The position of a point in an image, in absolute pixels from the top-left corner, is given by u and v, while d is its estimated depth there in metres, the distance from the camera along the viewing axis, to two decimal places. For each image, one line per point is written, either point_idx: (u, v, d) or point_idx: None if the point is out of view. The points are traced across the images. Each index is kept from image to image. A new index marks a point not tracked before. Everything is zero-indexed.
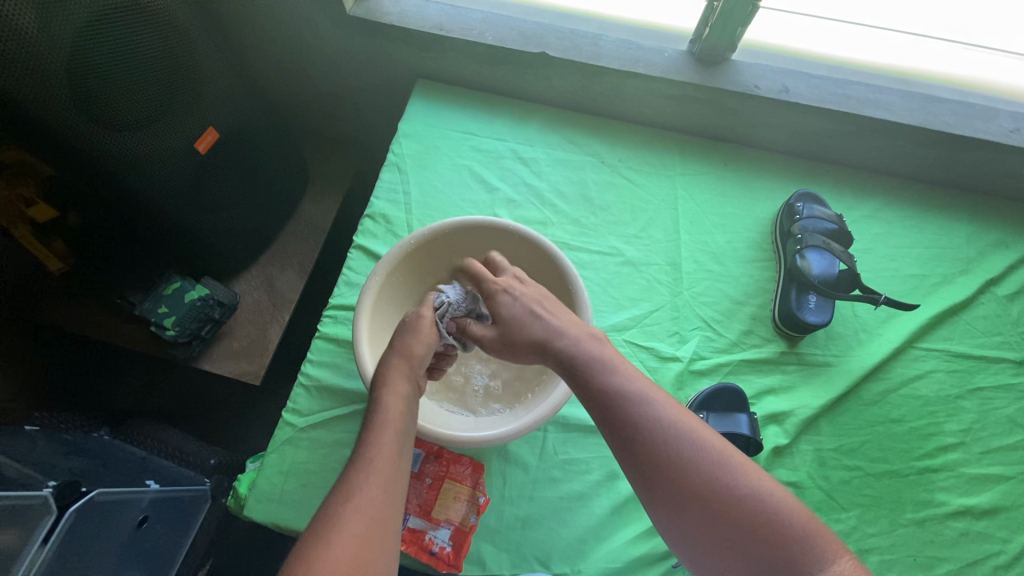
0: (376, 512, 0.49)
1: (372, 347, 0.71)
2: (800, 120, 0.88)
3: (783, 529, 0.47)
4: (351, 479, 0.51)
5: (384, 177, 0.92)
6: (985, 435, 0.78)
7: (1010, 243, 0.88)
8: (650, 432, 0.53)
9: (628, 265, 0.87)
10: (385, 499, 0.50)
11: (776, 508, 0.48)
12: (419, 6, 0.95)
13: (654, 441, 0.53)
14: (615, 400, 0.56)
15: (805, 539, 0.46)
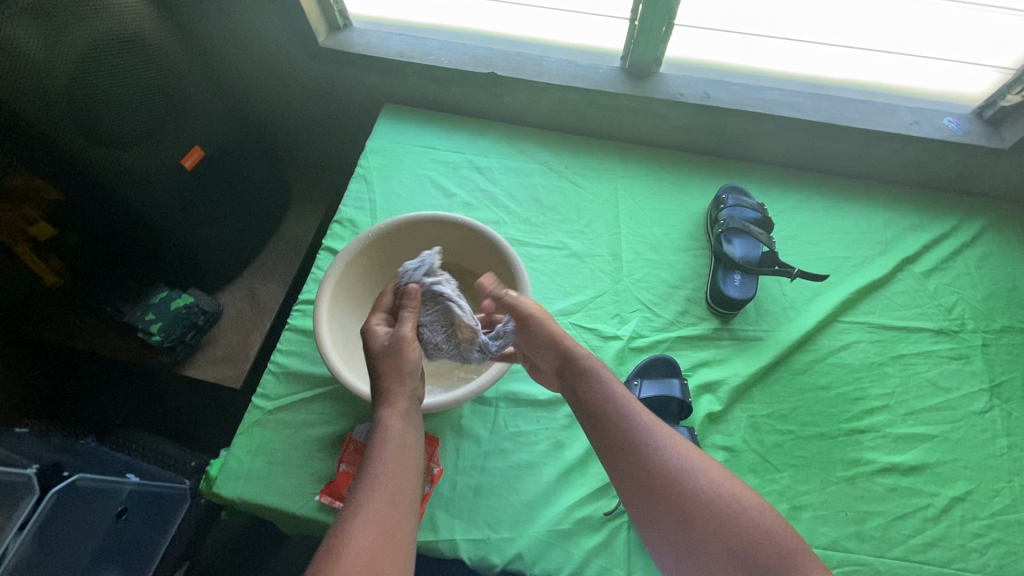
0: (373, 540, 0.48)
1: (333, 334, 0.78)
2: (723, 123, 0.98)
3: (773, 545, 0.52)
4: (355, 497, 0.51)
5: (352, 187, 1.01)
6: (909, 398, 0.83)
7: (924, 226, 0.96)
8: (648, 436, 0.59)
9: (573, 257, 0.95)
10: (395, 522, 0.50)
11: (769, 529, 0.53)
12: (383, 37, 1.07)
13: (654, 457, 0.58)
14: (627, 425, 0.61)
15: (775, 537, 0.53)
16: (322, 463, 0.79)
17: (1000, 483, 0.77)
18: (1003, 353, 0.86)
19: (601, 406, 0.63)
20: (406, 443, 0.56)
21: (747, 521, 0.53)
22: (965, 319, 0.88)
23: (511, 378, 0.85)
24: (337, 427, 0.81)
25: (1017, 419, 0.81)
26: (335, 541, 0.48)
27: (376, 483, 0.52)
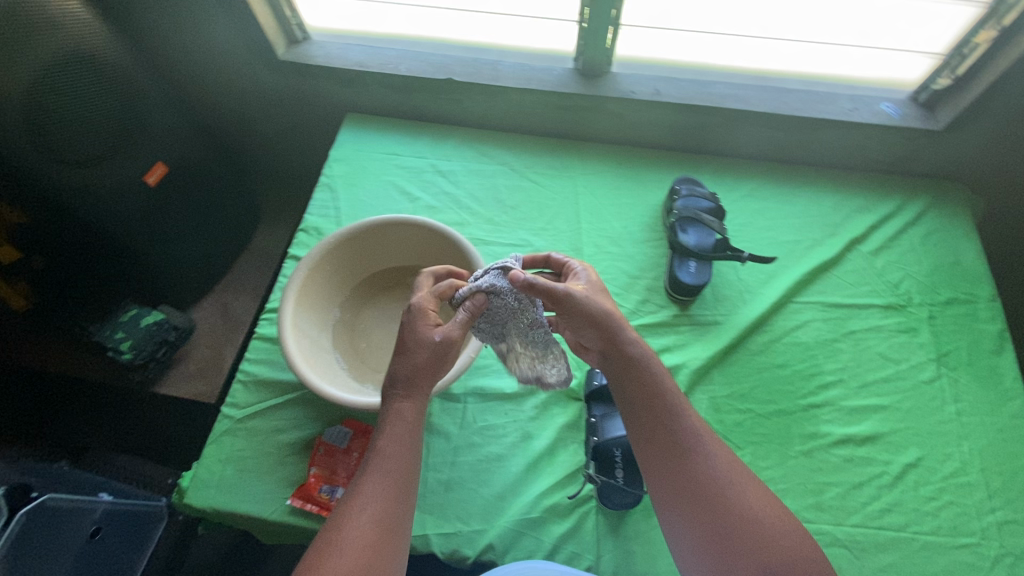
0: (373, 534, 0.55)
1: (299, 341, 0.78)
2: (675, 117, 1.02)
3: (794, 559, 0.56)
4: (358, 487, 0.57)
5: (316, 195, 1.02)
6: (861, 371, 0.86)
7: (870, 207, 1.00)
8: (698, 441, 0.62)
9: (536, 253, 0.97)
10: (395, 516, 0.56)
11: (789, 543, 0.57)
12: (341, 48, 1.09)
13: (697, 466, 0.61)
14: (676, 426, 0.62)
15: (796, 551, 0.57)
16: (293, 467, 0.79)
17: (949, 448, 0.81)
18: (948, 324, 0.90)
19: (654, 402, 0.63)
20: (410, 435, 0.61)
21: (769, 531, 0.58)
22: (911, 294, 0.92)
23: (479, 373, 0.87)
24: (308, 431, 0.82)
25: (963, 385, 0.85)
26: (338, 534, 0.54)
27: (384, 474, 0.58)
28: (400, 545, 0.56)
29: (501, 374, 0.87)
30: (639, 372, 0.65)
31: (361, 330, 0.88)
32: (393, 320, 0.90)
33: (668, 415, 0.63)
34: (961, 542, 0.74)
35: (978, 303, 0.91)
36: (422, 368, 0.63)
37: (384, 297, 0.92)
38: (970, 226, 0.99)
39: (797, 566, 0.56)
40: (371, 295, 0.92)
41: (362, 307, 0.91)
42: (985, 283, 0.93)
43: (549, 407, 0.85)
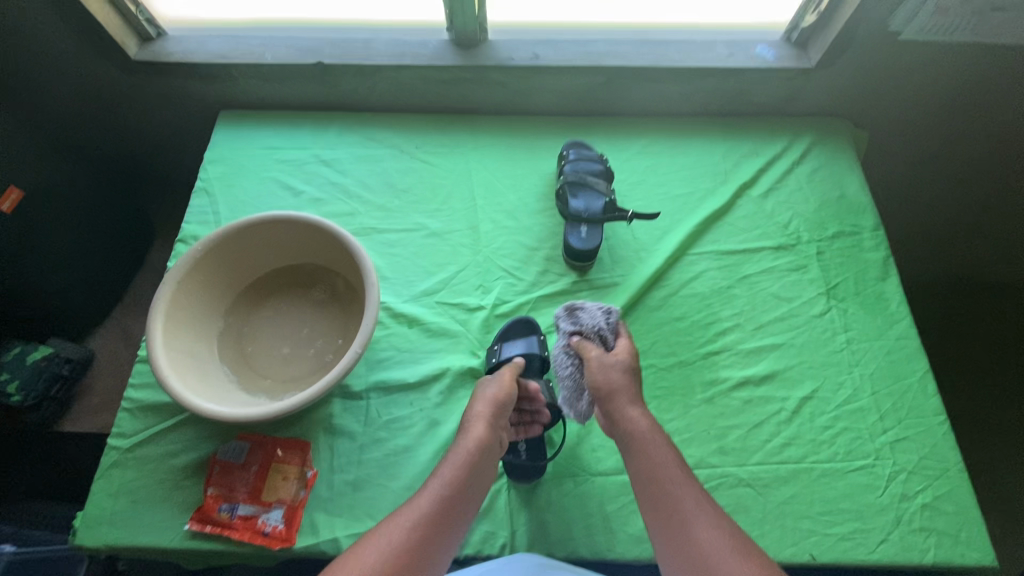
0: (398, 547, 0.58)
1: (174, 360, 0.73)
2: (558, 81, 1.00)
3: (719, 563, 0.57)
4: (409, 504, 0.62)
5: (193, 202, 0.96)
6: (756, 313, 0.88)
7: (758, 151, 1.01)
8: (649, 451, 0.65)
9: (432, 236, 0.94)
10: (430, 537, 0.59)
11: (721, 548, 0.58)
12: (200, 41, 1.02)
13: (679, 516, 0.61)
14: (633, 439, 0.67)
15: (723, 557, 0.57)
16: (191, 490, 0.75)
17: (843, 377, 0.83)
18: (836, 258, 0.92)
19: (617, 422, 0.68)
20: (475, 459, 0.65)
21: (717, 550, 0.58)
22: (800, 232, 0.94)
23: (380, 366, 0.83)
24: (203, 451, 0.78)
25: (852, 314, 0.88)
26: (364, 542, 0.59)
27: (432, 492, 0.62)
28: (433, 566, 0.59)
29: (403, 363, 0.84)
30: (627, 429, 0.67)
31: (251, 337, 0.84)
32: (285, 322, 0.86)
33: (627, 429, 0.67)
34: (859, 465, 0.77)
35: (862, 233, 0.94)
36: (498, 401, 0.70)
37: (273, 299, 0.88)
38: (853, 158, 1.01)
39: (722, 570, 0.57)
40: (258, 298, 0.87)
41: (250, 312, 0.86)
42: (869, 213, 0.96)
43: (455, 390, 0.82)
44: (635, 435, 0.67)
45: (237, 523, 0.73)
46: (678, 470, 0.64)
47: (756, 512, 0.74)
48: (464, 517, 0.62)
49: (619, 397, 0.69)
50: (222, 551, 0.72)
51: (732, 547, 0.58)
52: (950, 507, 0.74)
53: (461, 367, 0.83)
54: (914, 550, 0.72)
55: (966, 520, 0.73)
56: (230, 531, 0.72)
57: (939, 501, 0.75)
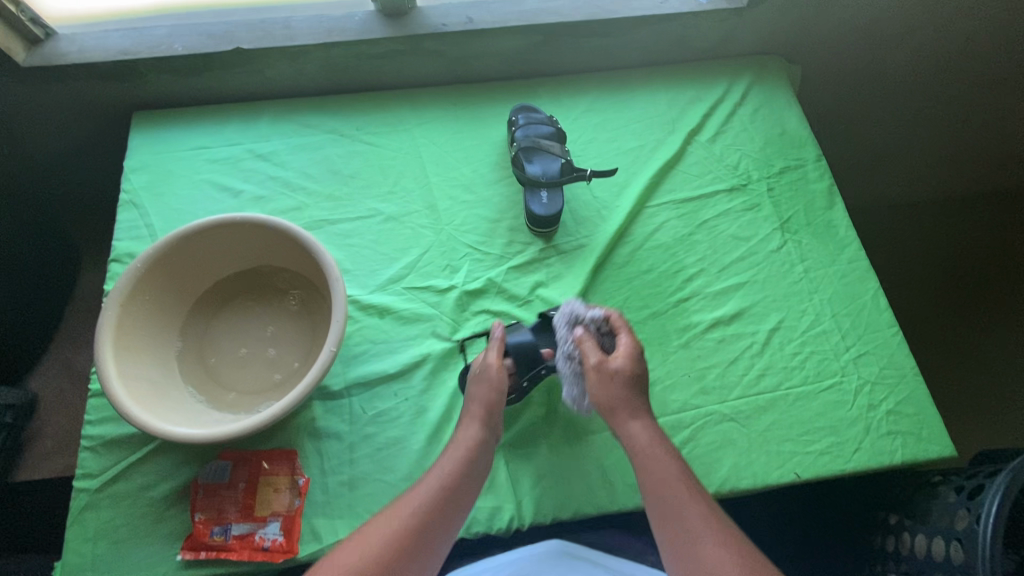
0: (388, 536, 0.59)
1: (133, 389, 0.68)
2: (496, 43, 0.97)
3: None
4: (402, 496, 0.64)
5: (121, 217, 0.88)
6: (719, 257, 0.91)
7: (702, 97, 1.02)
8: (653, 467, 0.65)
9: (389, 220, 0.90)
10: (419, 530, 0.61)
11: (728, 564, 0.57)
12: (98, 37, 0.92)
13: (672, 513, 0.61)
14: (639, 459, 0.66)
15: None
16: (177, 519, 0.72)
17: (804, 305, 0.87)
18: (785, 192, 0.96)
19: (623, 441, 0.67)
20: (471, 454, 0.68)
21: (723, 566, 0.57)
22: (750, 172, 0.97)
23: (356, 362, 0.81)
24: (183, 477, 0.74)
25: (807, 245, 0.92)
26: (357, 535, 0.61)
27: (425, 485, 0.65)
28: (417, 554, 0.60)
29: (380, 355, 0.81)
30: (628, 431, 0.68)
31: (213, 351, 0.79)
32: (247, 331, 0.82)
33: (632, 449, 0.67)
34: (828, 384, 0.82)
35: (807, 165, 0.98)
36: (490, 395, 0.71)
37: (229, 307, 0.83)
38: (790, 93, 1.04)
39: None
40: (213, 310, 0.82)
41: (207, 326, 0.81)
42: (810, 145, 0.99)
43: (438, 374, 0.81)
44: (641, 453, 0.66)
45: (234, 544, 0.70)
46: (685, 486, 0.63)
47: (742, 443, 0.78)
48: (463, 506, 0.65)
49: (620, 412, 0.68)
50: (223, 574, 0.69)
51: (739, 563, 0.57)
52: (911, 410, 0.80)
53: (440, 349, 0.82)
54: (884, 453, 0.78)
55: (926, 419, 0.80)
56: (228, 553, 0.70)
57: (901, 406, 0.81)
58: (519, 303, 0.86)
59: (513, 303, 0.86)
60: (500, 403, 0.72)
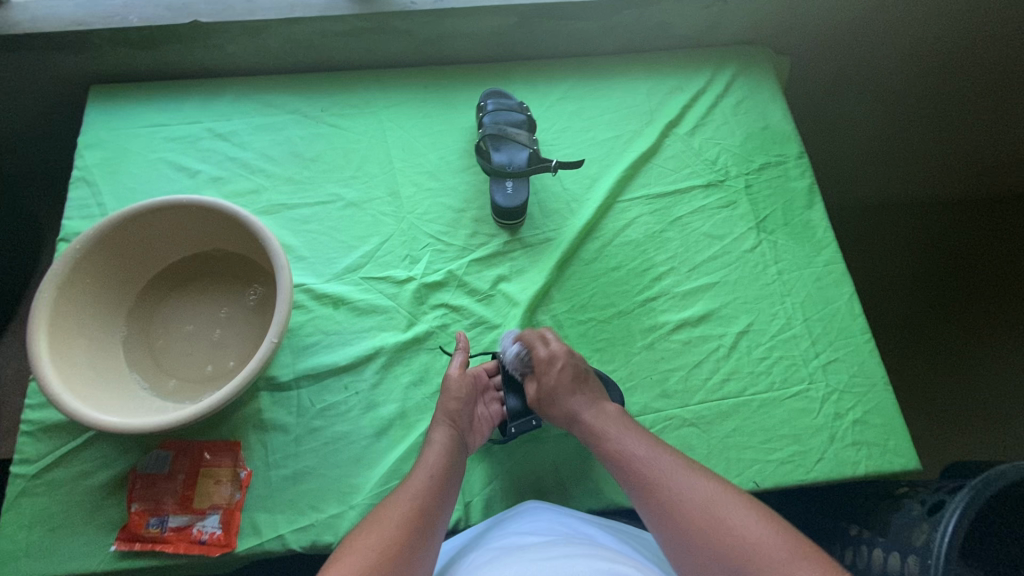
0: (376, 543, 0.57)
1: (66, 374, 0.66)
2: (467, 23, 0.95)
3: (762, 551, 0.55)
4: (378, 509, 0.61)
5: (71, 194, 0.85)
6: (691, 255, 0.87)
7: (682, 87, 0.98)
8: (646, 459, 0.65)
9: (350, 207, 0.87)
10: (406, 535, 0.58)
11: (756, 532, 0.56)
12: (53, 7, 0.90)
13: (664, 483, 0.62)
14: (630, 456, 0.66)
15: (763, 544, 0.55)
16: (114, 508, 0.69)
17: (776, 307, 0.84)
18: (764, 189, 0.92)
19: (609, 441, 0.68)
20: (440, 462, 0.66)
21: (750, 535, 0.56)
22: (728, 167, 0.93)
23: (307, 352, 0.78)
24: (123, 465, 0.72)
25: (782, 246, 0.88)
26: (342, 548, 0.57)
27: (399, 494, 0.63)
28: (412, 561, 0.57)
29: (333, 347, 0.79)
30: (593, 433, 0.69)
31: (160, 338, 0.77)
32: (197, 318, 0.79)
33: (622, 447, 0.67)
34: (795, 391, 0.79)
35: (788, 162, 0.94)
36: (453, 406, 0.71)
37: (180, 293, 0.80)
38: (775, 86, 1.00)
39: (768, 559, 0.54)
40: (162, 295, 0.80)
41: (155, 311, 0.78)
42: (793, 140, 0.96)
43: (391, 368, 0.78)
44: (631, 452, 0.66)
45: (170, 536, 0.68)
46: (683, 467, 0.64)
47: (700, 450, 0.75)
48: (445, 513, 0.63)
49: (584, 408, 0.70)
50: (157, 566, 0.68)
51: (768, 530, 0.56)
52: (878, 420, 0.78)
53: (395, 342, 0.79)
54: (848, 464, 0.75)
55: (894, 430, 0.77)
56: (163, 545, 0.68)
57: (868, 415, 0.78)
58: (480, 297, 0.83)
59: (473, 296, 0.83)
60: (464, 409, 0.71)
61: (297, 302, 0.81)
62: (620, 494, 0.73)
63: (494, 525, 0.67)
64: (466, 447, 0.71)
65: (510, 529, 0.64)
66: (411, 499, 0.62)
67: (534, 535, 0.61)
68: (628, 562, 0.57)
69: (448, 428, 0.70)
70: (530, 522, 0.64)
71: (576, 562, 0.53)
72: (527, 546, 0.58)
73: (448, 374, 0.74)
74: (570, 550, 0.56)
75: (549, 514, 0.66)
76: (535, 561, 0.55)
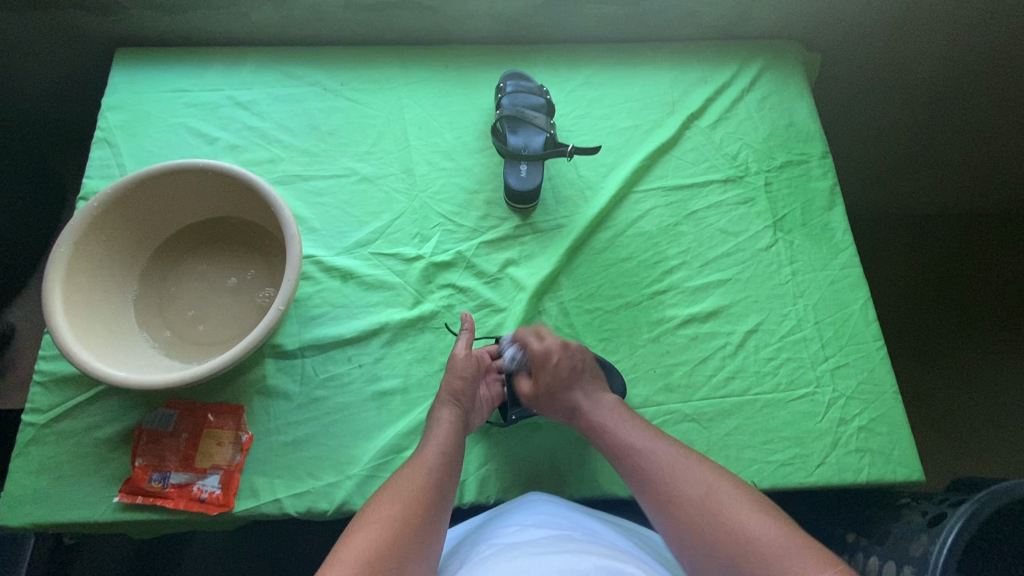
0: (392, 513, 0.57)
1: (79, 327, 0.67)
2: (491, 2, 0.94)
3: (761, 545, 0.54)
4: (388, 482, 0.62)
5: (93, 154, 0.86)
6: (704, 250, 0.86)
7: (708, 78, 0.96)
8: (641, 449, 0.65)
9: (364, 181, 0.87)
10: (418, 506, 0.58)
11: (752, 524, 0.56)
12: None
13: (660, 474, 0.63)
14: (627, 446, 0.66)
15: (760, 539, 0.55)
16: (119, 462, 0.71)
17: (787, 308, 0.83)
18: (783, 188, 0.90)
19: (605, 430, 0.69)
20: (444, 438, 0.66)
21: (751, 527, 0.56)
22: (748, 163, 0.91)
23: (314, 323, 0.79)
24: (129, 420, 0.73)
25: (798, 246, 0.86)
26: (358, 519, 0.57)
27: (407, 468, 0.63)
28: (426, 531, 0.57)
29: (339, 319, 0.80)
30: (599, 423, 0.70)
31: (171, 299, 0.78)
32: (209, 283, 0.80)
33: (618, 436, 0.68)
34: (800, 393, 0.78)
35: (811, 161, 0.92)
36: (457, 386, 0.71)
37: (194, 257, 0.82)
38: (804, 84, 0.97)
39: (766, 553, 0.54)
40: (175, 258, 0.81)
41: (169, 273, 0.80)
42: (818, 139, 0.93)
43: (395, 344, 0.79)
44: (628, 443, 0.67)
45: (171, 492, 0.70)
46: (680, 454, 0.64)
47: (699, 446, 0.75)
48: (451, 487, 0.63)
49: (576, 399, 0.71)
50: (157, 520, 0.69)
51: (768, 524, 0.56)
52: (884, 428, 0.76)
53: (400, 319, 0.80)
54: (849, 471, 0.74)
55: (899, 439, 0.76)
56: (164, 500, 0.69)
57: (874, 423, 0.77)
58: (487, 280, 0.82)
59: (480, 278, 0.83)
60: (468, 389, 0.72)
61: (306, 273, 0.82)
62: (615, 484, 0.73)
63: (496, 516, 0.67)
64: (467, 426, 0.71)
65: (511, 521, 0.64)
66: (424, 474, 0.62)
67: (535, 529, 0.61)
68: (630, 559, 0.57)
69: (453, 405, 0.70)
70: (532, 515, 0.64)
71: (578, 558, 0.53)
72: (527, 541, 0.58)
73: (454, 353, 0.74)
74: (572, 546, 0.56)
75: (551, 507, 0.66)
76: (535, 556, 0.54)
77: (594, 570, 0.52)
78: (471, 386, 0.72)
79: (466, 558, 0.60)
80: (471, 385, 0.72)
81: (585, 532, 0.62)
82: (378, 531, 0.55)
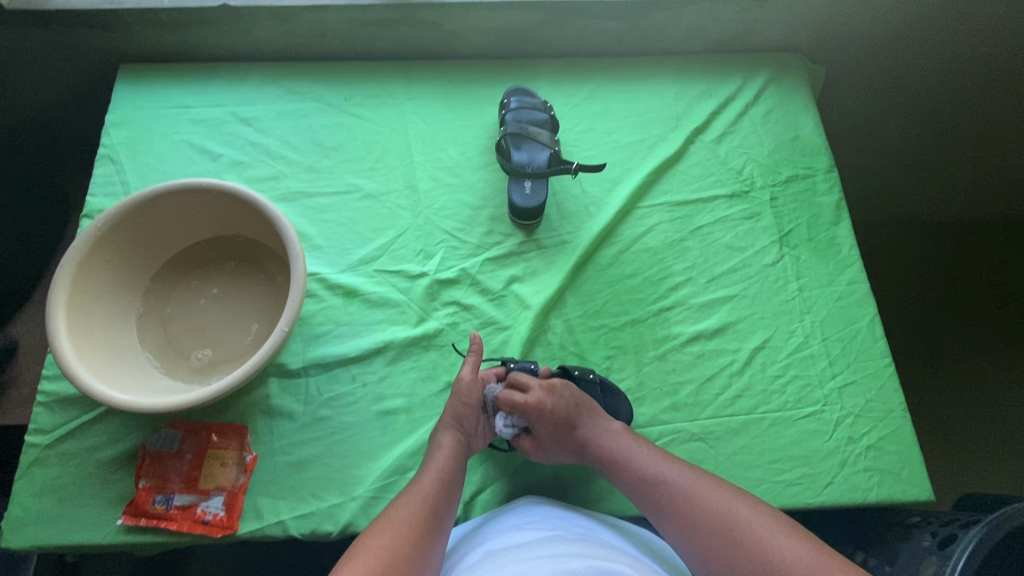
0: (386, 544, 0.56)
1: (81, 346, 0.67)
2: (494, 18, 0.94)
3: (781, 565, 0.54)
4: (383, 512, 0.61)
5: (97, 171, 0.86)
6: (710, 266, 0.86)
7: (712, 92, 0.96)
8: (655, 473, 0.65)
9: (368, 198, 0.87)
10: (414, 536, 0.58)
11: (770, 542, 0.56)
12: None
13: (674, 497, 0.62)
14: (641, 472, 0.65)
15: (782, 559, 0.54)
16: (122, 483, 0.71)
17: (794, 325, 0.82)
18: (788, 203, 0.89)
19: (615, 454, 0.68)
20: (443, 464, 0.66)
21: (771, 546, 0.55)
22: (754, 177, 0.91)
23: (317, 342, 0.79)
24: (132, 441, 0.73)
25: (805, 261, 0.86)
26: (353, 550, 0.56)
27: (404, 496, 0.62)
28: (422, 562, 0.56)
29: (342, 338, 0.79)
30: (619, 452, 0.68)
31: (172, 318, 0.78)
32: (210, 302, 0.80)
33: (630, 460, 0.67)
34: (808, 411, 0.77)
35: (816, 175, 0.91)
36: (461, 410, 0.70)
37: (196, 276, 0.81)
38: (808, 97, 0.97)
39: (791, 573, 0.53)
40: (177, 277, 0.81)
41: (169, 293, 0.79)
42: (823, 154, 0.93)
43: (400, 362, 0.78)
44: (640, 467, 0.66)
45: (174, 514, 0.69)
46: (694, 476, 0.63)
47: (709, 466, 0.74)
48: (449, 513, 0.63)
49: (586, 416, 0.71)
50: (161, 543, 0.69)
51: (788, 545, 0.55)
52: (892, 447, 0.75)
53: (404, 337, 0.79)
54: (858, 490, 0.73)
55: (909, 458, 0.75)
56: (168, 522, 0.69)
57: (883, 442, 0.76)
58: (492, 297, 0.82)
59: (484, 296, 0.82)
60: (471, 413, 0.71)
61: (311, 291, 0.81)
62: (622, 505, 0.72)
63: (488, 522, 0.66)
64: (468, 453, 0.70)
65: (499, 527, 0.63)
66: (420, 500, 0.61)
67: (524, 533, 0.60)
68: (623, 558, 0.56)
69: (452, 429, 0.69)
70: (520, 519, 0.64)
71: (569, 559, 0.52)
72: (516, 545, 0.57)
73: (460, 375, 0.73)
74: (563, 547, 0.55)
75: (545, 511, 0.65)
76: (526, 559, 0.53)
77: (587, 569, 0.51)
78: (474, 409, 0.71)
79: (458, 565, 0.59)
80: (473, 408, 0.71)
81: (579, 533, 0.61)
82: (372, 563, 0.54)
